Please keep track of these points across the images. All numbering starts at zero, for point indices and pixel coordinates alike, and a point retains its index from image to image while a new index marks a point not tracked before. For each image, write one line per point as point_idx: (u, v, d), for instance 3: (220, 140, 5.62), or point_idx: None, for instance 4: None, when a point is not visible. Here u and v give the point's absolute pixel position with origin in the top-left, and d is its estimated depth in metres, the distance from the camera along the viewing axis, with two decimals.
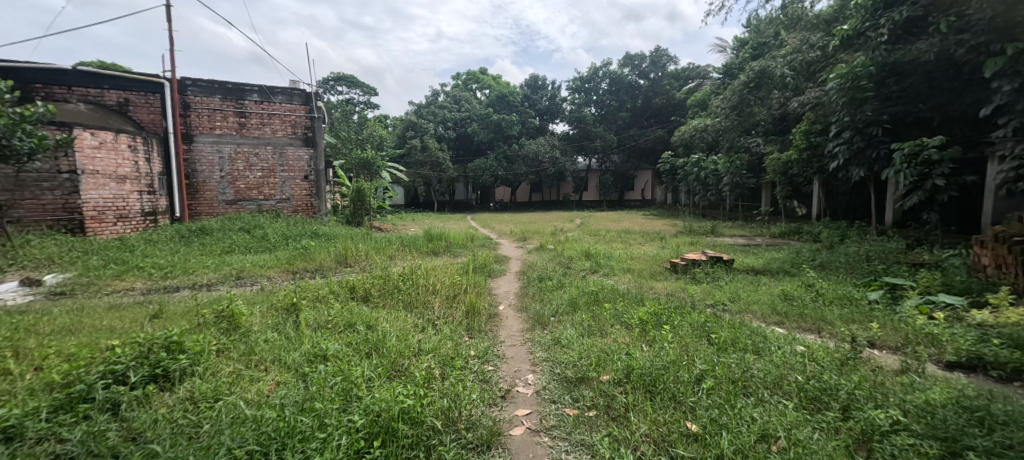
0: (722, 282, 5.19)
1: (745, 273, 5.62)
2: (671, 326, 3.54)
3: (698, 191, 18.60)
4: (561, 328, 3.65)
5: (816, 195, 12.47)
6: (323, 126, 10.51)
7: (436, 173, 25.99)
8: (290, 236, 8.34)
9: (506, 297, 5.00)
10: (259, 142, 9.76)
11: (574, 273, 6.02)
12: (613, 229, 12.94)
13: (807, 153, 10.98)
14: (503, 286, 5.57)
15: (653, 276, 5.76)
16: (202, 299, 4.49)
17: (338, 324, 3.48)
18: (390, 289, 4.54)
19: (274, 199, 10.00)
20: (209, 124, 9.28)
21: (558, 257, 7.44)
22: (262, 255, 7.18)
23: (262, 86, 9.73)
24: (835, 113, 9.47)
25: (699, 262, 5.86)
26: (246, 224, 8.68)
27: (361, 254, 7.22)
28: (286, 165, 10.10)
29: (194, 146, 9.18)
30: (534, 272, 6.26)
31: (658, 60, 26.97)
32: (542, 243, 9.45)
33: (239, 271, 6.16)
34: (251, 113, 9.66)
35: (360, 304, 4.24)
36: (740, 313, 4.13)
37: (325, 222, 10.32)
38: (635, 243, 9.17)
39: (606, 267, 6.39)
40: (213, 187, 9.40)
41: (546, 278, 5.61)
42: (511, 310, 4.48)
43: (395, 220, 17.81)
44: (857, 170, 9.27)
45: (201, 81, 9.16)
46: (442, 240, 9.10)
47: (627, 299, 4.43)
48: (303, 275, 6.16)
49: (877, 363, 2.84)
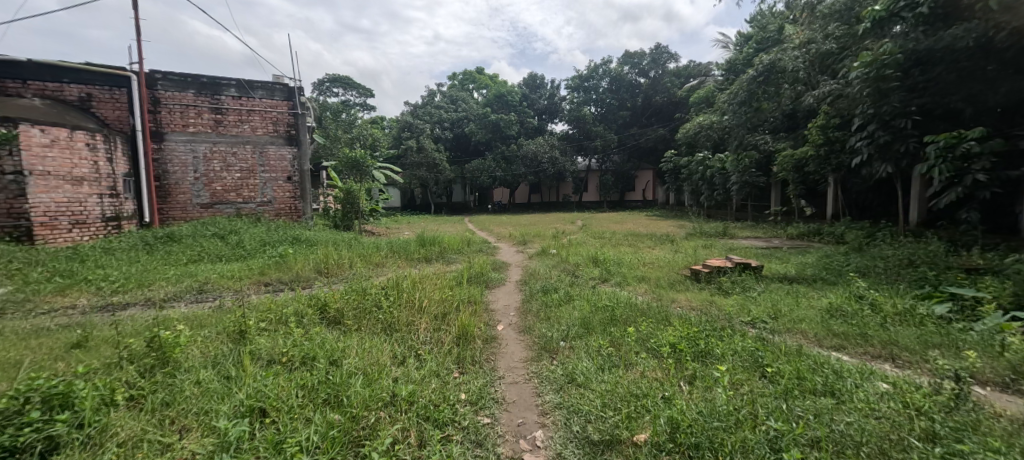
0: (756, 295, 4.46)
1: (780, 283, 4.89)
2: (712, 355, 2.84)
3: (704, 191, 17.89)
4: (574, 359, 2.94)
5: (832, 194, 11.80)
6: (307, 123, 9.78)
7: (432, 174, 25.31)
8: (268, 243, 7.62)
9: (505, 314, 4.29)
10: (237, 141, 9.01)
11: (583, 284, 5.30)
12: (619, 231, 12.22)
13: (825, 149, 10.30)
14: (502, 300, 4.82)
15: (674, 286, 5.03)
16: (143, 322, 3.77)
17: (292, 360, 2.75)
18: (367, 309, 3.81)
19: (254, 202, 9.26)
20: (181, 121, 8.53)
21: (562, 263, 6.75)
22: (233, 264, 6.44)
23: (240, 80, 9.00)
24: (858, 104, 8.80)
25: (725, 269, 5.14)
26: (221, 230, 7.95)
27: (344, 262, 6.50)
28: (267, 165, 9.36)
29: (165, 145, 8.42)
30: (536, 281, 5.56)
31: (658, 57, 26.42)
32: (544, 247, 8.74)
33: (205, 284, 5.44)
34: (228, 109, 8.92)
35: (330, 328, 3.50)
36: (787, 334, 3.43)
37: (310, 226, 9.60)
38: (643, 246, 8.47)
39: (618, 275, 5.69)
40: (187, 189, 8.64)
41: (551, 290, 4.87)
42: (511, 331, 3.75)
43: (389, 223, 17.07)
44: (883, 166, 8.62)
45: (173, 74, 8.41)
46: (436, 245, 8.38)
47: (652, 318, 3.70)
48: (275, 289, 5.42)
49: (999, 414, 2.14)
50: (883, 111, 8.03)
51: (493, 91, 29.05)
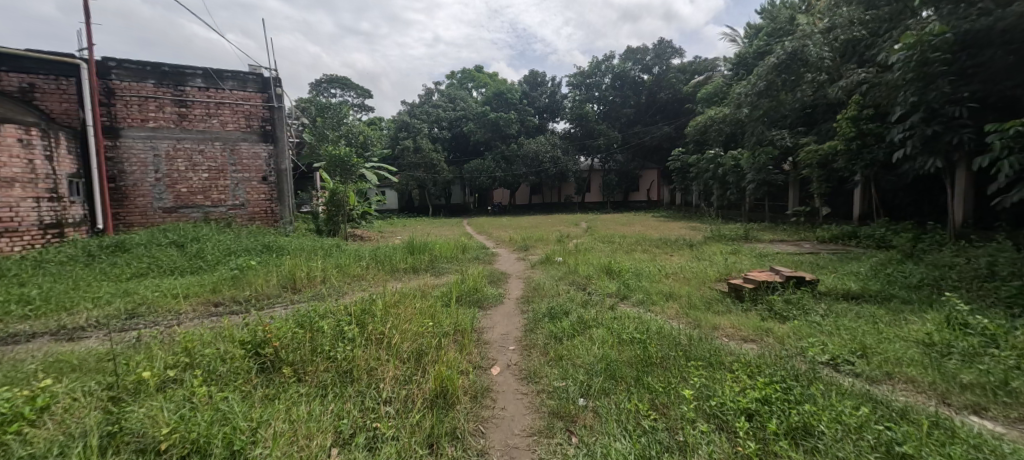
0: (824, 323, 3.49)
1: (846, 303, 3.91)
2: (814, 437, 1.86)
3: (716, 190, 16.90)
4: (604, 439, 1.98)
5: (859, 194, 10.88)
6: (285, 118, 8.84)
7: (430, 175, 24.43)
8: (234, 252, 6.64)
9: (502, 347, 3.34)
10: (205, 137, 8.07)
11: (598, 304, 4.32)
12: (629, 234, 11.29)
13: (856, 143, 9.26)
14: (498, 328, 3.81)
15: (713, 308, 4.03)
16: (22, 366, 2.84)
17: (170, 453, 1.79)
18: (317, 350, 2.83)
19: (224, 205, 8.32)
20: (141, 115, 7.59)
21: (571, 274, 5.83)
22: (184, 279, 5.48)
23: (207, 69, 8.05)
24: (898, 92, 7.85)
25: (774, 284, 4.15)
26: (181, 237, 6.99)
27: (317, 275, 5.58)
28: (239, 164, 8.42)
29: (121, 143, 7.47)
30: (541, 300, 4.59)
31: (662, 53, 25.49)
32: (549, 254, 7.81)
33: (140, 306, 4.50)
34: (194, 102, 7.96)
35: (258, 381, 2.54)
36: (889, 387, 2.48)
37: (288, 232, 8.67)
38: (660, 253, 7.55)
39: (640, 291, 4.72)
40: (147, 192, 7.70)
41: (560, 315, 3.88)
42: (510, 377, 2.79)
43: (384, 227, 16.15)
44: (929, 161, 7.66)
45: (129, 62, 7.45)
46: (425, 253, 7.40)
47: (699, 360, 2.72)
48: (225, 313, 4.45)
49: None
50: (931, 98, 7.08)
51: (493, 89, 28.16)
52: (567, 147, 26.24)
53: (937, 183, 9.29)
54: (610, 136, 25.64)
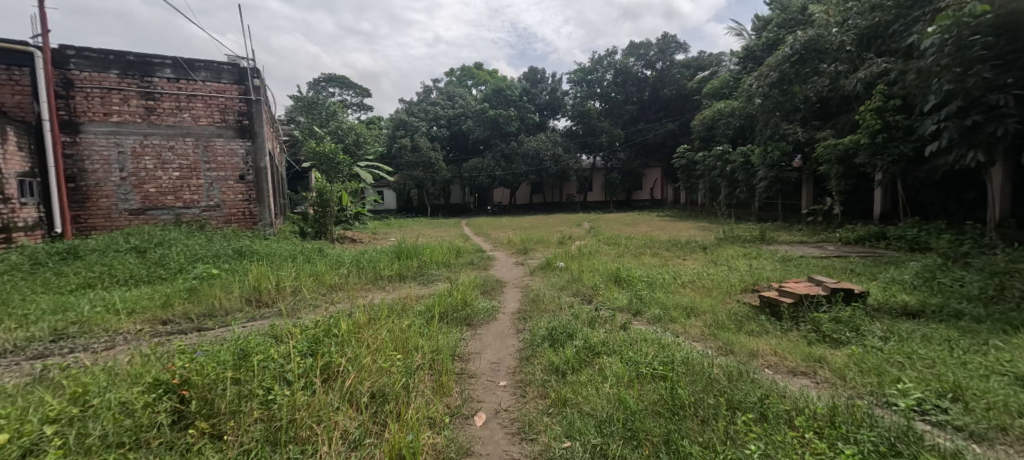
0: (888, 351, 2.83)
1: (907, 323, 3.25)
2: None
3: (724, 189, 16.19)
4: None
5: (880, 191, 10.26)
6: (263, 112, 8.19)
7: (428, 175, 23.77)
8: (199, 258, 5.97)
9: (490, 382, 2.69)
10: (175, 132, 7.43)
11: (608, 323, 3.64)
12: (636, 235, 10.63)
13: (881, 136, 8.57)
14: (489, 355, 3.14)
15: (746, 328, 3.36)
16: None
17: None
18: (250, 396, 2.18)
19: (197, 206, 7.67)
20: (103, 109, 6.96)
21: (575, 282, 5.18)
22: (136, 290, 4.84)
23: (177, 58, 7.39)
24: (931, 80, 7.17)
25: (818, 299, 3.50)
26: (144, 242, 6.33)
27: (287, 286, 4.95)
28: (214, 161, 7.78)
29: (82, 139, 6.83)
30: (540, 317, 3.92)
31: (666, 48, 24.73)
32: (550, 258, 7.15)
33: (71, 325, 3.84)
34: (162, 95, 7.32)
35: (152, 451, 1.88)
36: (1013, 453, 1.81)
37: (267, 236, 8.02)
38: (671, 257, 6.89)
39: (656, 306, 4.04)
40: (111, 193, 7.05)
41: (563, 338, 3.20)
42: (497, 431, 2.14)
43: (379, 228, 15.52)
44: (968, 155, 6.97)
45: (89, 51, 6.82)
46: (414, 259, 6.73)
47: (748, 412, 2.04)
48: (169, 335, 3.79)
49: None
50: (970, 85, 6.41)
51: (491, 86, 27.51)
52: (568, 145, 25.53)
53: (967, 178, 8.89)
54: (612, 134, 24.94)
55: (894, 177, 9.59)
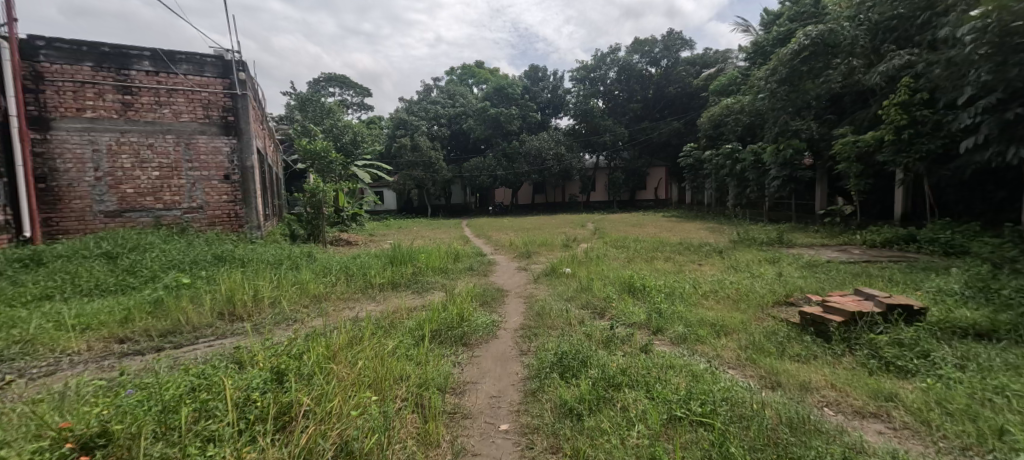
0: (970, 384, 2.33)
1: (981, 347, 2.76)
2: None
3: (732, 189, 15.66)
4: None
5: (900, 191, 9.62)
6: (248, 108, 7.73)
7: (428, 175, 23.28)
8: (175, 265, 5.49)
9: (488, 425, 2.21)
10: (154, 129, 6.96)
11: (626, 344, 3.14)
12: (644, 237, 10.11)
13: (907, 132, 8.04)
14: (486, 385, 2.65)
15: (790, 352, 2.86)
16: None
17: None
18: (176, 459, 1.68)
19: (179, 207, 7.21)
20: (76, 104, 6.48)
21: (584, 292, 4.67)
22: (99, 302, 4.36)
23: (156, 50, 6.92)
24: (966, 71, 6.64)
25: (873, 318, 3.00)
26: (118, 246, 5.85)
27: (264, 298, 4.46)
28: (197, 160, 7.30)
29: (53, 136, 6.36)
30: (547, 336, 3.42)
31: (671, 45, 24.19)
32: (555, 263, 6.65)
33: (11, 346, 3.36)
34: (140, 89, 6.84)
35: None
36: None
37: (254, 239, 7.57)
38: (686, 262, 6.38)
39: (679, 323, 3.52)
40: (85, 194, 6.58)
41: (575, 365, 2.70)
42: None
43: (376, 229, 15.00)
44: (1008, 151, 6.44)
45: (60, 42, 6.34)
46: (408, 265, 6.22)
47: None
48: (122, 358, 3.32)
49: None
50: (1012, 76, 5.89)
51: (493, 84, 27.00)
52: (571, 144, 25.01)
53: (994, 176, 8.61)
54: (616, 133, 24.42)
55: (919, 176, 9.06)
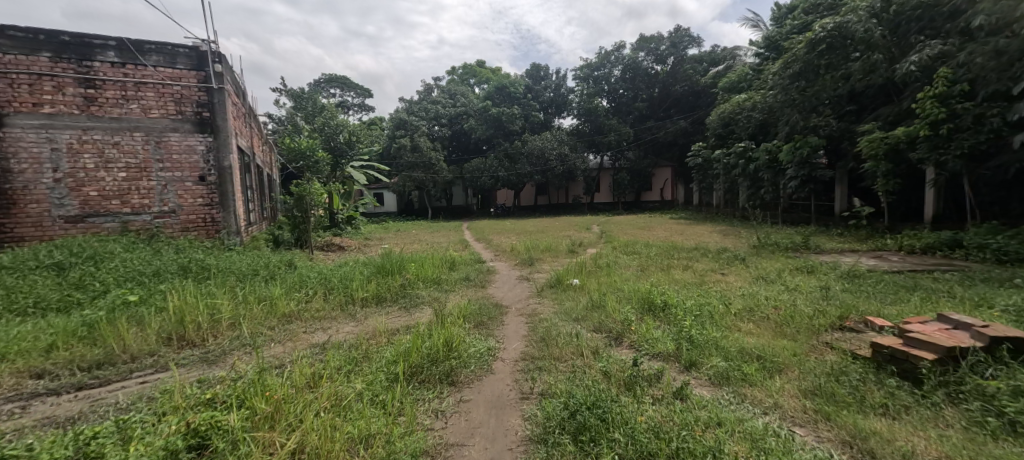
0: None
1: None
2: None
3: (745, 189, 14.96)
4: None
5: (932, 191, 8.90)
6: (225, 103, 7.10)
7: (428, 176, 22.66)
8: (134, 276, 4.87)
9: None
10: (121, 126, 6.35)
11: (655, 387, 2.49)
12: (656, 242, 9.44)
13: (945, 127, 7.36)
14: (476, 452, 1.99)
15: (872, 403, 2.20)
16: None
17: None
18: None
19: (148, 211, 6.60)
20: (33, 98, 5.89)
21: (596, 311, 4.00)
22: (31, 323, 3.74)
23: (122, 39, 6.32)
24: None
25: (976, 357, 2.33)
26: (73, 255, 5.25)
27: (222, 318, 3.83)
28: (169, 159, 6.69)
29: (6, 133, 5.76)
30: (554, 373, 2.76)
31: (678, 41, 23.43)
32: (561, 271, 5.98)
33: None
34: (105, 81, 6.24)
35: None
36: None
37: (231, 245, 6.96)
38: (708, 272, 5.70)
39: (716, 355, 2.86)
40: (43, 197, 5.98)
41: (594, 424, 2.03)
42: None
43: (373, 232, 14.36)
44: None
45: (14, 29, 5.74)
46: (396, 276, 5.57)
47: None
48: (30, 401, 2.67)
49: None
50: None
51: (494, 83, 26.40)
52: (574, 144, 24.32)
53: None
54: (620, 132, 23.74)
55: (953, 175, 8.36)
